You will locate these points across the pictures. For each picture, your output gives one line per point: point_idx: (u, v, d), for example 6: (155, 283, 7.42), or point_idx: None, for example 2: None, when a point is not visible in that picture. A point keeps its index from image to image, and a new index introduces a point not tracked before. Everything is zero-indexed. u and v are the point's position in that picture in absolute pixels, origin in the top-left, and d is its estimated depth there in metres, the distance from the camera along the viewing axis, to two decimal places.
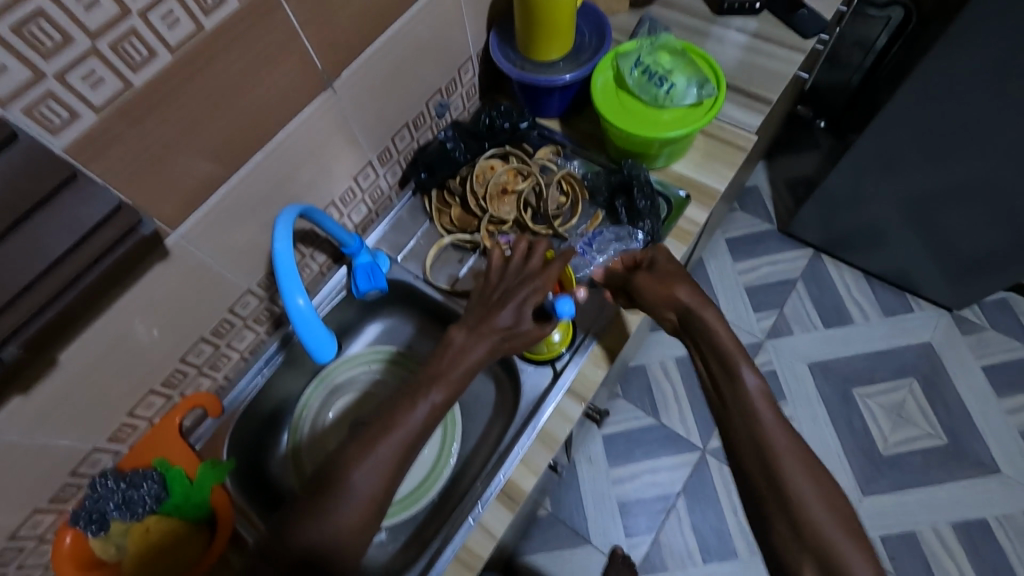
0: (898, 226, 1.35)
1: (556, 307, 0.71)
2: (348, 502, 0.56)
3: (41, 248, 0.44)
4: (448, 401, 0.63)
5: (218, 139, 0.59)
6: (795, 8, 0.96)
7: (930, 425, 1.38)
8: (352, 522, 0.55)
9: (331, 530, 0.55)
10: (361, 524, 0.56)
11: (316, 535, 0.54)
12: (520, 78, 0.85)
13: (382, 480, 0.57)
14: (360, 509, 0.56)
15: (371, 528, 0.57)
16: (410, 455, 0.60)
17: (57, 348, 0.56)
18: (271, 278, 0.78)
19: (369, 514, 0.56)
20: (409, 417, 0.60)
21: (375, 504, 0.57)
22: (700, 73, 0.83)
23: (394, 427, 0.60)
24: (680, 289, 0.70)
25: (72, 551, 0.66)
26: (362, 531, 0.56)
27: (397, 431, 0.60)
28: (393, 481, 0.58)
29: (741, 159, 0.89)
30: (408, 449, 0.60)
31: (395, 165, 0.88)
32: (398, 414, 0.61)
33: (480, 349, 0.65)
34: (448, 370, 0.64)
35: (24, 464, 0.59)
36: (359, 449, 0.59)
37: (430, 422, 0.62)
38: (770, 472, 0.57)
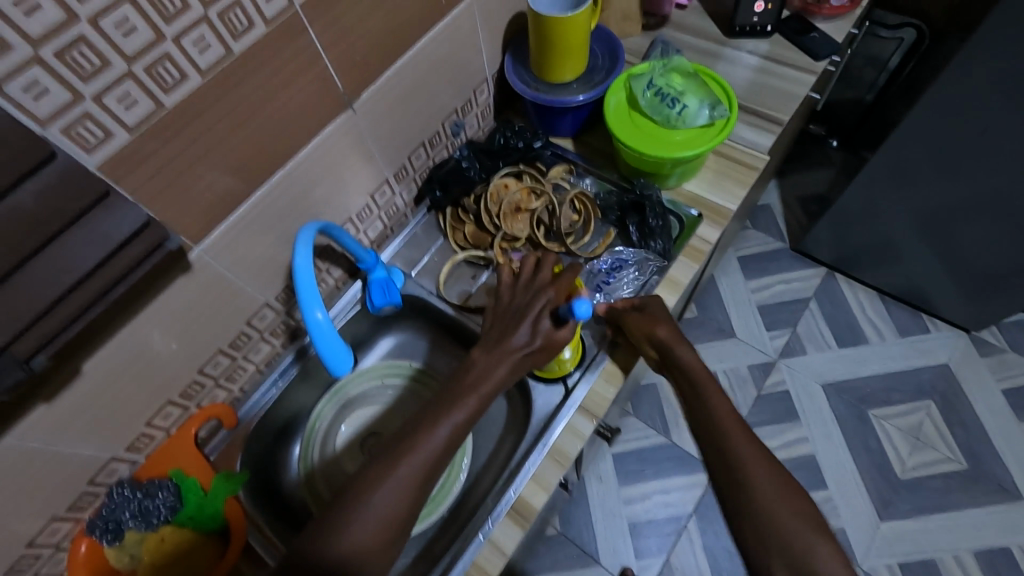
0: (913, 246, 1.34)
1: (573, 308, 0.66)
2: (368, 520, 0.56)
3: (71, 262, 0.44)
4: (470, 420, 0.64)
5: (243, 157, 0.61)
6: (805, 31, 0.98)
7: (949, 449, 1.35)
8: (371, 541, 0.56)
9: (351, 549, 0.55)
10: (381, 543, 0.56)
11: (337, 554, 0.55)
12: (534, 99, 0.87)
13: (403, 497, 0.58)
14: (379, 528, 0.56)
15: (390, 547, 0.57)
16: (437, 472, 0.60)
17: (82, 357, 0.58)
18: (288, 292, 0.79)
19: (388, 532, 0.57)
20: (430, 435, 0.61)
21: (395, 522, 0.57)
22: (712, 94, 0.84)
23: (415, 445, 0.60)
24: (662, 329, 0.72)
25: (87, 560, 0.66)
26: (382, 549, 0.56)
27: (418, 450, 0.60)
28: (415, 498, 0.59)
29: (753, 178, 0.89)
30: (431, 467, 0.60)
31: (410, 183, 0.90)
32: (419, 433, 0.62)
33: (502, 370, 0.66)
34: (469, 388, 0.65)
35: (45, 471, 0.60)
36: (380, 466, 0.59)
37: (452, 441, 0.62)
38: (783, 494, 0.57)
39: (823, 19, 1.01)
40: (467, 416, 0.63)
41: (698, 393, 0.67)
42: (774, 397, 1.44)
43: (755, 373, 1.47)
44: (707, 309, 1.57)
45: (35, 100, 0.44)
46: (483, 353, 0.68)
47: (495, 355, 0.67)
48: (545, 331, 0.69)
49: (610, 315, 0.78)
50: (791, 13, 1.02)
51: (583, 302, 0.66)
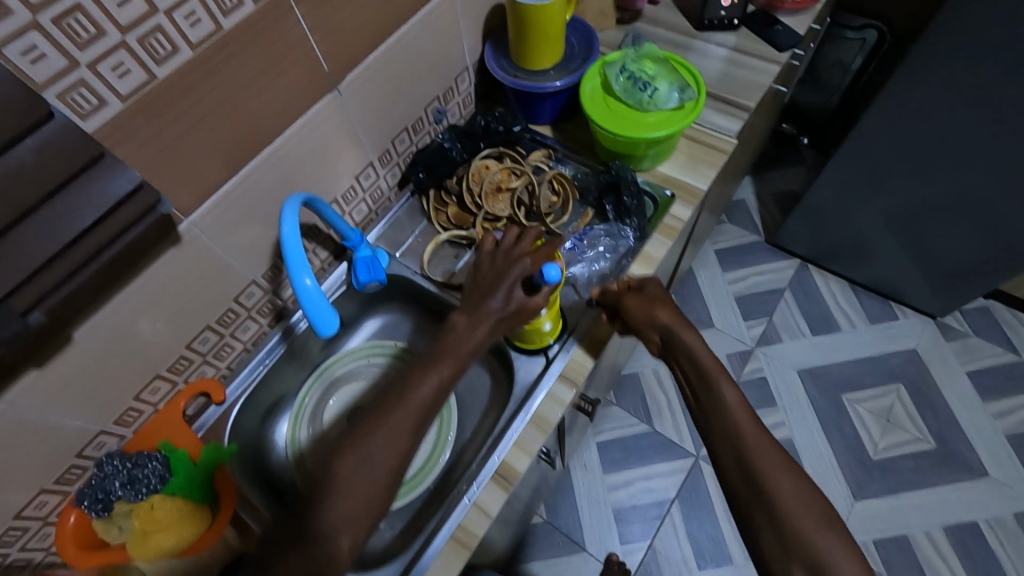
0: (880, 235, 1.40)
1: (544, 273, 0.69)
2: (363, 474, 0.59)
3: (67, 221, 0.47)
4: (458, 370, 0.67)
5: (231, 132, 0.64)
6: (770, 24, 1.04)
7: (918, 429, 1.41)
8: (368, 492, 0.58)
9: (345, 501, 0.58)
10: (376, 494, 0.59)
11: (337, 507, 0.57)
12: (514, 85, 0.90)
13: (403, 440, 0.61)
14: (376, 479, 0.59)
15: (385, 499, 0.60)
16: (424, 425, 0.64)
17: (73, 325, 0.59)
18: (275, 270, 0.81)
19: (385, 484, 0.59)
20: (417, 388, 0.64)
21: (390, 474, 0.60)
22: (682, 79, 0.89)
23: (404, 399, 0.64)
24: (663, 312, 0.76)
25: (76, 531, 0.67)
26: (377, 500, 0.59)
27: (407, 404, 0.63)
28: (413, 443, 0.62)
29: (723, 160, 0.94)
30: (425, 414, 0.64)
31: (395, 167, 0.93)
32: (408, 390, 0.65)
33: (481, 329, 0.69)
34: (455, 343, 0.68)
35: (34, 440, 0.61)
36: (374, 423, 0.62)
37: (440, 394, 0.65)
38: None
39: (787, 14, 1.07)
40: (451, 370, 0.67)
41: (708, 382, 0.71)
42: (752, 383, 1.49)
43: (733, 360, 1.52)
44: (686, 301, 1.61)
45: (32, 65, 0.46)
46: (472, 311, 0.71)
47: (478, 313, 0.70)
48: (518, 298, 0.71)
49: (605, 299, 0.79)
50: (757, 8, 1.07)
51: (553, 267, 0.69)
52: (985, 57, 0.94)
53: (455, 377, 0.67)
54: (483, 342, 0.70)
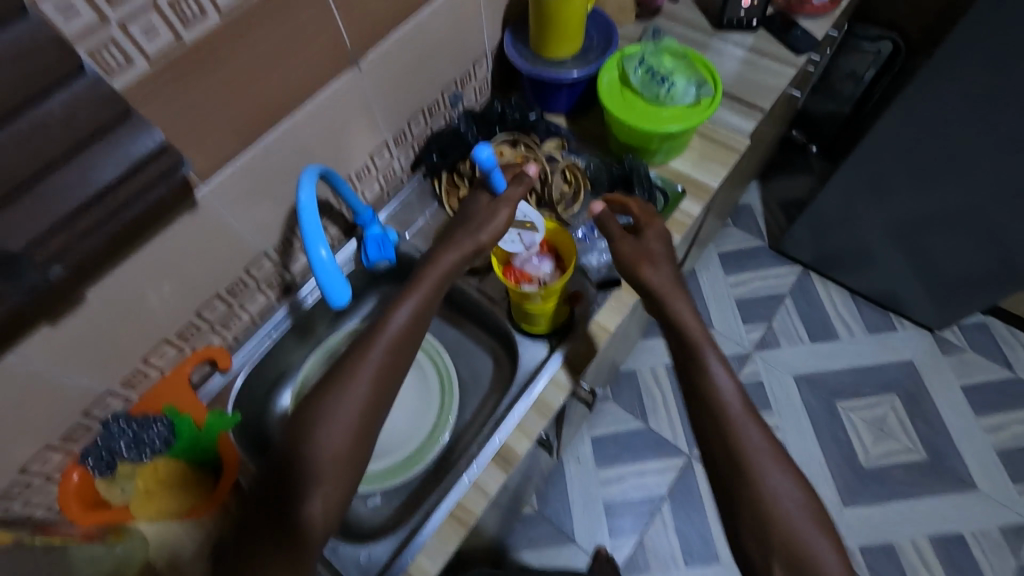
0: (884, 245, 1.40)
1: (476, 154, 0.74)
2: (332, 432, 0.59)
3: (92, 174, 0.48)
4: (425, 306, 0.68)
5: (251, 101, 0.64)
6: (789, 27, 1.04)
7: (910, 440, 1.42)
8: (340, 446, 0.58)
9: (315, 458, 0.58)
10: (345, 447, 0.59)
11: (307, 466, 0.57)
12: (531, 72, 0.90)
13: (372, 387, 0.62)
14: (347, 435, 0.59)
15: (360, 453, 0.60)
16: (393, 369, 0.64)
17: (87, 285, 0.60)
18: (285, 243, 0.81)
19: (356, 437, 0.59)
20: (383, 333, 0.65)
21: (361, 428, 0.60)
22: (699, 74, 0.90)
23: (370, 347, 0.64)
24: (654, 272, 0.74)
25: (78, 490, 0.69)
26: (350, 456, 0.59)
27: (373, 353, 0.63)
28: (385, 387, 0.63)
29: (735, 159, 0.95)
30: (394, 354, 0.64)
31: (409, 149, 0.93)
32: (373, 339, 0.64)
33: (450, 255, 0.71)
34: (420, 279, 0.69)
35: (44, 395, 0.62)
36: (342, 379, 0.62)
37: (407, 334, 0.66)
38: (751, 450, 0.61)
39: (806, 18, 1.07)
40: (416, 304, 0.67)
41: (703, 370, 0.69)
42: (748, 386, 1.50)
43: (731, 363, 1.53)
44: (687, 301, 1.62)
45: (65, 19, 0.46)
46: (437, 249, 0.73)
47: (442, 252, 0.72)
48: (487, 220, 0.73)
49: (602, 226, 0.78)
50: (777, 11, 1.08)
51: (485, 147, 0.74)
52: (999, 73, 0.94)
53: (422, 314, 0.67)
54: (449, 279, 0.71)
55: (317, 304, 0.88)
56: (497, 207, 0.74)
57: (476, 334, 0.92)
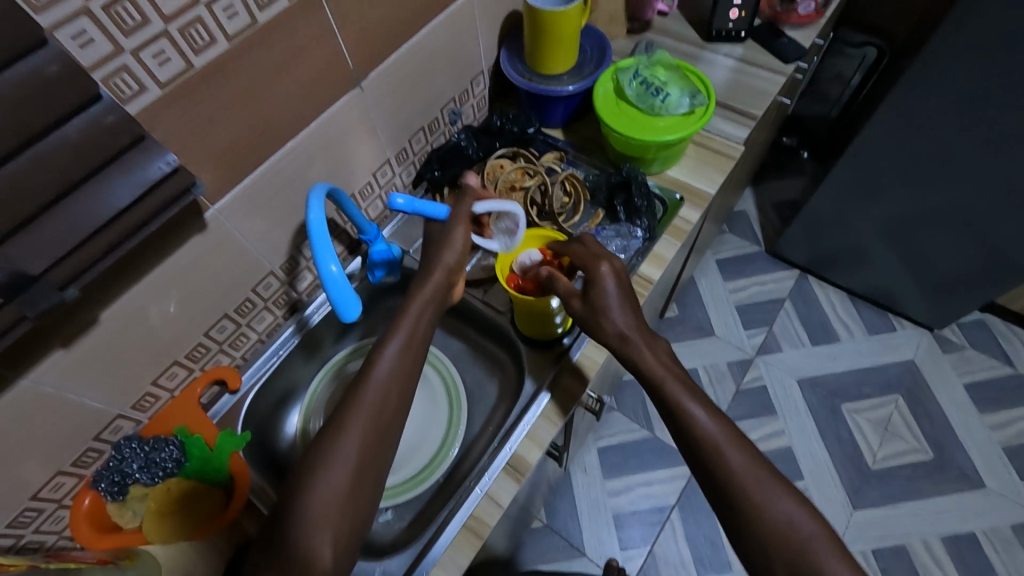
0: (879, 247, 1.42)
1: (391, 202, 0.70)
2: (333, 474, 0.57)
3: (110, 196, 0.49)
4: (409, 338, 0.67)
5: (260, 122, 0.66)
6: (776, 36, 1.07)
7: (916, 439, 1.42)
8: (342, 487, 0.57)
9: (317, 502, 0.56)
10: (347, 487, 0.57)
11: (310, 511, 0.55)
12: (528, 88, 0.93)
13: (369, 425, 0.60)
14: (348, 475, 0.57)
15: (364, 493, 0.58)
16: (387, 408, 0.62)
17: (99, 306, 0.61)
18: (292, 261, 0.82)
19: (358, 477, 0.58)
20: (372, 374, 0.63)
21: (362, 467, 0.58)
22: (692, 85, 0.92)
23: (362, 391, 0.62)
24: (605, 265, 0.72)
25: (89, 513, 0.68)
26: (353, 495, 0.57)
27: (366, 393, 0.62)
28: (387, 422, 0.62)
29: (730, 165, 0.97)
30: (386, 391, 0.63)
31: (410, 165, 0.95)
32: (362, 382, 0.63)
33: (431, 284, 0.71)
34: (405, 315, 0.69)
35: (57, 419, 0.62)
36: (335, 424, 0.60)
37: (397, 370, 0.64)
38: (734, 454, 0.60)
39: (792, 27, 1.10)
40: (404, 338, 0.67)
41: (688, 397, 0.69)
42: (752, 392, 1.50)
43: (734, 368, 1.54)
44: (687, 308, 1.63)
45: (81, 49, 0.48)
46: (422, 278, 0.72)
47: (430, 267, 0.72)
48: (457, 246, 0.73)
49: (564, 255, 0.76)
50: (764, 21, 1.11)
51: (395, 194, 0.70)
52: (982, 75, 0.97)
53: (409, 350, 0.66)
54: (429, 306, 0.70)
55: (323, 321, 0.89)
56: (453, 229, 0.74)
57: (481, 345, 0.93)
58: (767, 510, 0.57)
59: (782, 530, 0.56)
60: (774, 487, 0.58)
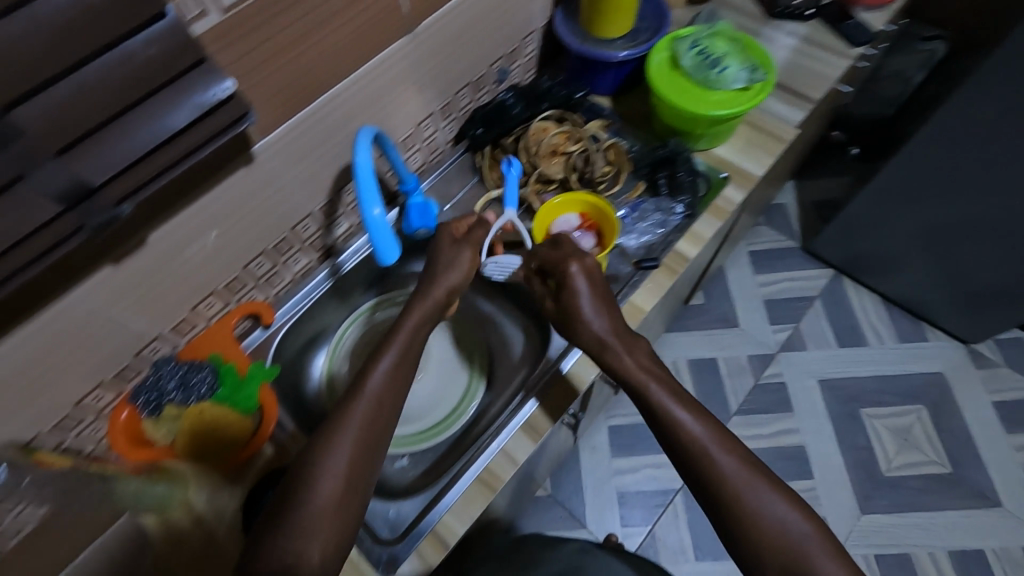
0: (921, 255, 1.37)
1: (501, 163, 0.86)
2: (324, 481, 0.57)
3: (166, 116, 0.50)
4: (403, 355, 0.68)
5: (312, 61, 0.65)
6: (844, 19, 1.02)
7: (934, 452, 1.40)
8: (332, 496, 0.57)
9: (310, 505, 0.56)
10: (340, 492, 0.58)
11: (302, 518, 0.55)
12: (580, 51, 0.90)
13: (358, 437, 0.61)
14: (339, 484, 0.58)
15: (354, 503, 0.58)
16: (378, 420, 0.63)
17: (147, 230, 0.62)
18: (330, 206, 0.83)
19: (348, 486, 0.58)
20: (364, 388, 0.64)
21: (352, 476, 0.59)
22: (752, 59, 0.88)
23: (353, 408, 0.63)
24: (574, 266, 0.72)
25: (126, 427, 0.72)
26: (344, 502, 0.58)
27: (358, 407, 0.63)
28: (376, 436, 0.62)
29: (781, 149, 0.93)
30: (378, 405, 0.64)
31: (453, 121, 0.94)
32: (355, 392, 0.64)
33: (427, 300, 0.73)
34: (398, 333, 0.70)
35: (101, 334, 0.65)
36: (326, 432, 0.61)
37: (391, 381, 0.66)
38: (724, 458, 0.61)
39: (863, 9, 1.05)
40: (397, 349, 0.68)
41: None
42: (770, 387, 1.48)
43: (753, 362, 1.52)
44: (713, 298, 1.61)
45: None
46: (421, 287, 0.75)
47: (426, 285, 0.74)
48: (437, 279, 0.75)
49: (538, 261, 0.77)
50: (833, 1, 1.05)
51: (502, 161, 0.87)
52: None
53: (403, 364, 0.68)
54: (422, 326, 0.72)
55: (356, 268, 0.90)
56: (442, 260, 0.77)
57: (507, 307, 0.93)
58: (758, 513, 0.58)
59: (774, 527, 0.57)
60: (763, 487, 0.59)
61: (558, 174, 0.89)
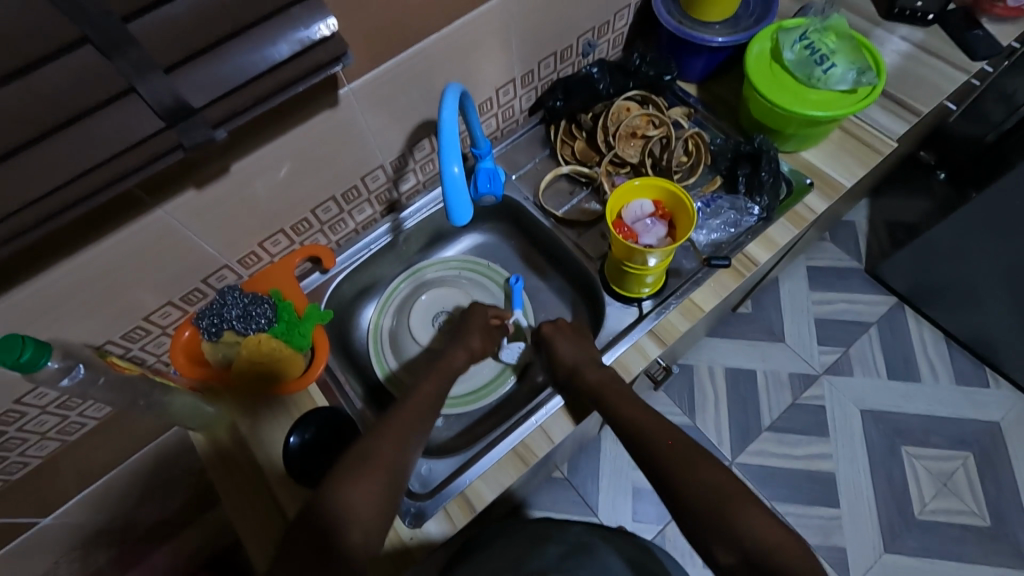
0: (1002, 297, 1.28)
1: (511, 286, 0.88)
2: (364, 471, 0.60)
3: (268, 47, 0.50)
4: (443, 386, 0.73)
5: (410, 7, 0.64)
6: (970, 27, 0.93)
7: (975, 502, 1.32)
8: (372, 485, 0.59)
9: (346, 501, 0.58)
10: (375, 495, 0.59)
11: (342, 502, 0.58)
12: (676, 31, 0.86)
13: (397, 438, 0.64)
14: (379, 474, 0.60)
15: (392, 494, 0.60)
16: (418, 428, 0.66)
17: (229, 158, 0.63)
18: (401, 160, 0.83)
19: (388, 476, 0.61)
20: (405, 403, 0.68)
21: (392, 469, 0.61)
22: (863, 60, 0.82)
23: (394, 415, 0.67)
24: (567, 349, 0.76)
25: (186, 346, 0.75)
26: (383, 491, 0.60)
27: (399, 416, 0.67)
28: (416, 441, 0.65)
29: (875, 161, 0.87)
30: (418, 416, 0.67)
31: (532, 90, 0.92)
32: (398, 405, 0.68)
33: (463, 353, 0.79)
34: (438, 368, 0.75)
35: (176, 253, 0.67)
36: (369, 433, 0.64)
37: (430, 404, 0.70)
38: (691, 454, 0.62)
39: (991, 20, 0.96)
40: (437, 383, 0.73)
41: None
42: (808, 408, 1.43)
43: (795, 380, 1.46)
44: (763, 308, 1.55)
45: None
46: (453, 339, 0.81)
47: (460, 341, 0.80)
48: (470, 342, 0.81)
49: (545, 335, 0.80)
50: (959, 6, 0.96)
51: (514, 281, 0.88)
52: None
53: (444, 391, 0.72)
54: (461, 367, 0.77)
55: (416, 226, 0.91)
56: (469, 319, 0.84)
57: (558, 287, 0.93)
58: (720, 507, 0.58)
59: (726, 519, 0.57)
60: None
61: (633, 157, 0.86)
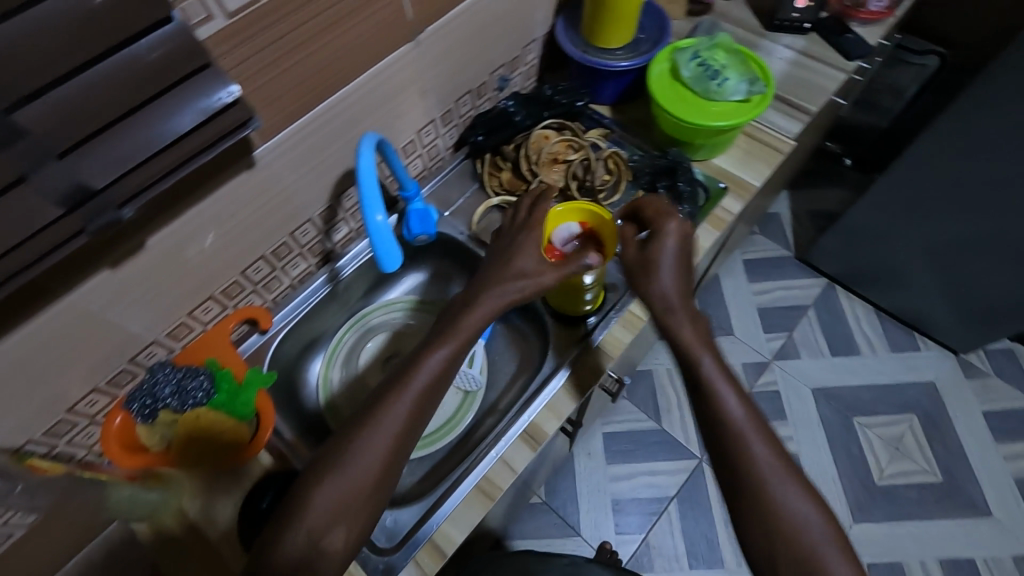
0: (915, 267, 1.38)
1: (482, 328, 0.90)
2: (353, 470, 0.56)
3: (170, 120, 0.49)
4: (458, 348, 0.64)
5: (316, 65, 0.65)
6: (842, 32, 1.03)
7: (925, 461, 1.41)
8: (362, 487, 0.56)
9: (331, 507, 0.55)
10: (361, 501, 0.56)
11: (327, 506, 0.55)
12: (582, 59, 0.91)
13: (395, 429, 0.59)
14: (372, 474, 0.57)
15: (381, 495, 0.58)
16: (420, 415, 0.60)
17: (145, 233, 0.62)
18: (330, 211, 0.83)
19: (380, 477, 0.57)
20: (413, 378, 0.61)
21: (386, 467, 0.58)
22: (752, 72, 0.89)
23: (393, 396, 0.60)
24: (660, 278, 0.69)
25: (119, 432, 0.70)
26: (373, 493, 0.57)
27: (400, 400, 0.60)
28: (415, 429, 0.60)
29: (778, 160, 0.94)
30: (422, 398, 0.61)
31: (454, 128, 0.95)
32: (401, 385, 0.61)
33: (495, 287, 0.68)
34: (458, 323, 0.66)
35: (96, 337, 0.64)
36: (363, 420, 0.59)
37: (444, 373, 0.63)
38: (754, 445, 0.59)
39: (859, 23, 1.06)
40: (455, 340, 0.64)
41: None
42: (764, 395, 1.49)
43: (748, 370, 1.52)
44: (709, 305, 1.61)
45: None
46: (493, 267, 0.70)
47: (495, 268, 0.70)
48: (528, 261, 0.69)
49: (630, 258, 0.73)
50: (829, 15, 1.07)
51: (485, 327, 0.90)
52: None
53: (459, 356, 0.64)
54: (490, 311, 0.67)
55: (355, 273, 0.90)
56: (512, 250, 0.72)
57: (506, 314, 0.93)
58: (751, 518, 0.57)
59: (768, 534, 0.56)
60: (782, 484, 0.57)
61: (558, 181, 0.89)
